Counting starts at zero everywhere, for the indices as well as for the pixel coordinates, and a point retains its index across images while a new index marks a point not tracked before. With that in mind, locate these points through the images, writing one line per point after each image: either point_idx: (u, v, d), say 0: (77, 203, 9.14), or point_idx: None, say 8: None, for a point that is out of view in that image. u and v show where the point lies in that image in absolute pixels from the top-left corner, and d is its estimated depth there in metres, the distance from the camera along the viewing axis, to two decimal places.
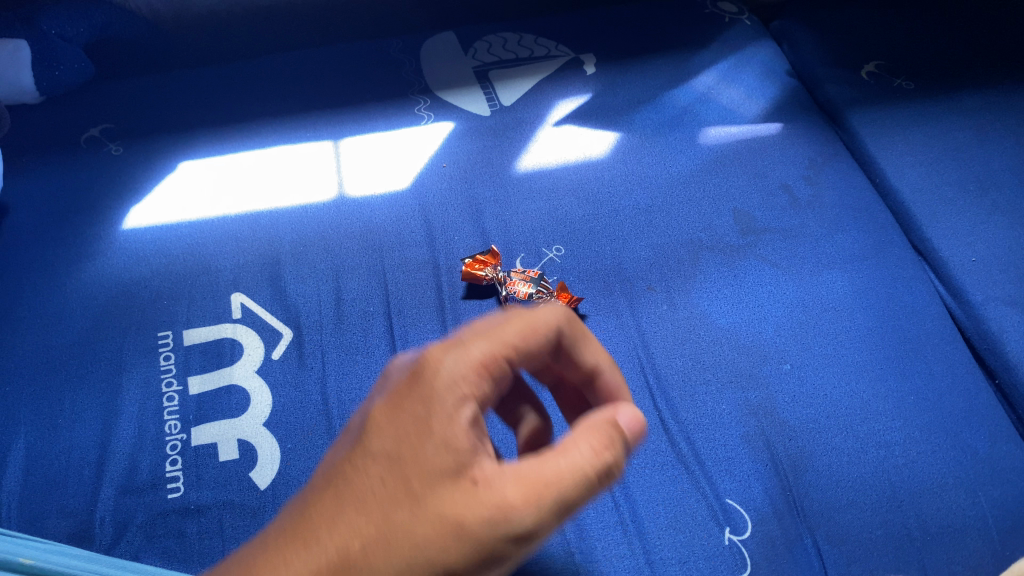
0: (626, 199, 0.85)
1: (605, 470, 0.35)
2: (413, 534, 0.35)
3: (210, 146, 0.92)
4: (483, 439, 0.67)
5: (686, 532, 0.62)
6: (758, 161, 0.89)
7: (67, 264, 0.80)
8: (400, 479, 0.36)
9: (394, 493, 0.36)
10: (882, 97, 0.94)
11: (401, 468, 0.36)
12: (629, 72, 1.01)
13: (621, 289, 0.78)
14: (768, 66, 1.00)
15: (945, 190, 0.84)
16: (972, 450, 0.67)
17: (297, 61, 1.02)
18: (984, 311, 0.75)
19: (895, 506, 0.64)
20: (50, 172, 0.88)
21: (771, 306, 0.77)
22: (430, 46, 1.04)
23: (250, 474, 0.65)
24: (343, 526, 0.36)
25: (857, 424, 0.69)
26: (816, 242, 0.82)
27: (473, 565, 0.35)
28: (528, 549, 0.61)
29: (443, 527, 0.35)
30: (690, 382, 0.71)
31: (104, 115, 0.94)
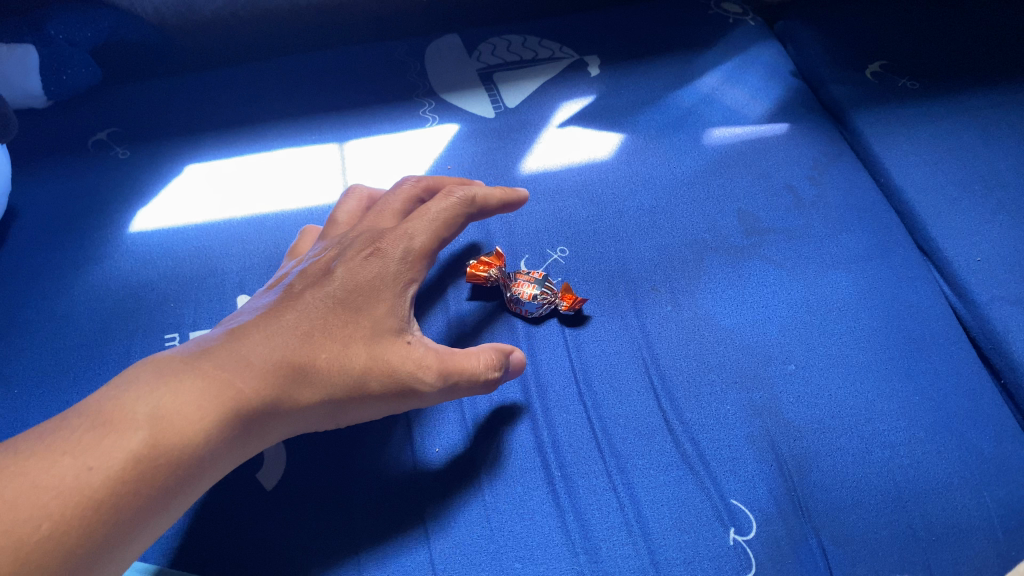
0: (630, 200, 0.85)
1: (493, 378, 0.64)
2: (361, 364, 0.60)
3: (216, 150, 0.92)
4: (489, 440, 0.67)
5: (692, 532, 0.62)
6: (762, 161, 0.89)
7: (74, 267, 0.80)
8: (364, 327, 0.62)
9: (360, 335, 0.61)
10: (887, 97, 0.94)
11: (363, 311, 0.62)
12: (633, 74, 1.01)
13: (625, 289, 0.78)
14: (772, 66, 1.00)
15: (949, 191, 0.84)
16: (977, 450, 0.67)
17: (302, 64, 1.03)
18: (989, 311, 0.75)
19: (901, 506, 0.64)
20: (57, 176, 0.89)
21: (775, 306, 0.76)
22: (435, 48, 1.04)
23: (256, 474, 0.64)
24: (326, 347, 0.59)
25: (862, 424, 0.69)
26: (821, 242, 0.82)
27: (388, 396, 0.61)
28: (533, 550, 0.61)
29: (385, 367, 0.60)
30: (694, 382, 0.71)
31: (112, 118, 0.95)
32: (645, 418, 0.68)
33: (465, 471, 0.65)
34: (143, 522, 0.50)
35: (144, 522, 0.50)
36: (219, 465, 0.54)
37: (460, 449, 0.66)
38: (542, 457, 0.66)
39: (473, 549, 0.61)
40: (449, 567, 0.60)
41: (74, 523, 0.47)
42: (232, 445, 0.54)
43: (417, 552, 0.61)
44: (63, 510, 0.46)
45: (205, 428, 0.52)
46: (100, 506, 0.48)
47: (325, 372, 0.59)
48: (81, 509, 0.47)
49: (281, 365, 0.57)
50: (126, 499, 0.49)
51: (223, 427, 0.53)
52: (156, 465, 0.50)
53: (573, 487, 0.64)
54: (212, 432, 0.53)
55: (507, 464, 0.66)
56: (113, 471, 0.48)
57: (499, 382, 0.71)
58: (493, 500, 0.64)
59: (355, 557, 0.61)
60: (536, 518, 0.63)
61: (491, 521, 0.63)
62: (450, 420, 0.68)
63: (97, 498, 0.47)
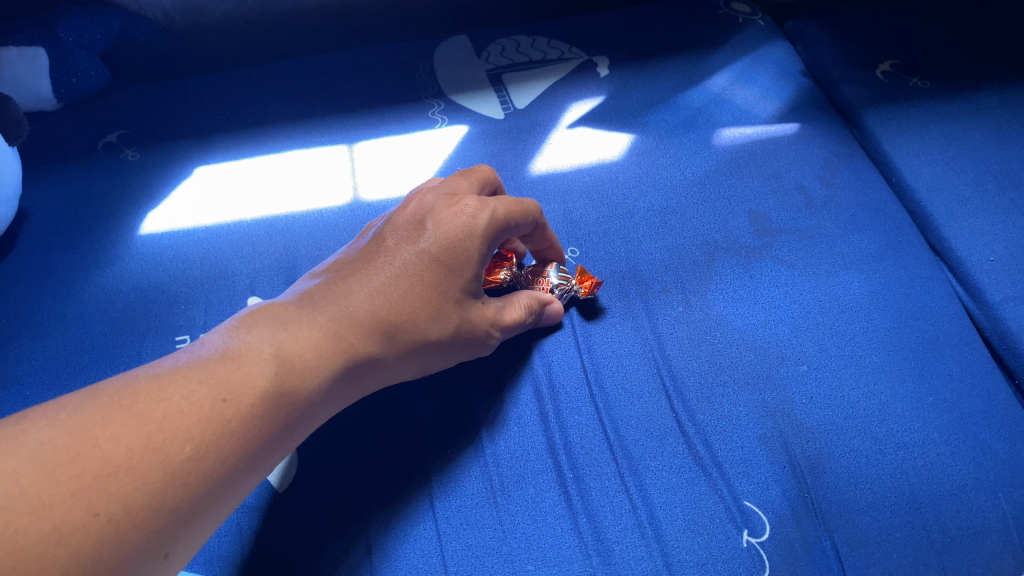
0: (640, 201, 0.85)
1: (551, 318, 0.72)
2: (456, 324, 0.64)
3: (226, 151, 0.93)
4: (501, 442, 0.67)
5: (705, 534, 0.62)
6: (772, 161, 0.89)
7: (85, 269, 0.81)
8: (456, 289, 0.64)
9: (454, 297, 0.64)
10: (898, 96, 0.93)
11: (454, 271, 0.64)
12: (642, 74, 1.01)
13: (636, 290, 0.78)
14: (782, 66, 1.00)
15: (961, 190, 0.84)
16: (991, 451, 0.67)
17: (311, 66, 1.03)
18: (1003, 311, 0.74)
19: (915, 508, 0.64)
20: (68, 179, 0.89)
21: (787, 307, 0.76)
22: (443, 48, 1.04)
23: (270, 477, 0.64)
24: (423, 305, 0.63)
25: (876, 425, 0.68)
26: (833, 242, 0.82)
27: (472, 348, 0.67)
28: (546, 551, 0.61)
29: (474, 327, 0.66)
30: (707, 383, 0.70)
31: (121, 120, 0.95)
32: (657, 420, 0.68)
33: (478, 473, 0.65)
34: (259, 462, 0.52)
35: (263, 460, 0.52)
36: (323, 409, 0.58)
37: (472, 451, 0.66)
38: (554, 459, 0.66)
39: (486, 551, 0.61)
40: (462, 570, 0.60)
41: (210, 452, 0.48)
42: (336, 391, 0.58)
43: (430, 554, 0.61)
44: (202, 438, 0.48)
45: (321, 370, 0.56)
46: (236, 436, 0.50)
47: (422, 328, 0.63)
48: (219, 437, 0.49)
49: (380, 322, 0.61)
50: (254, 434, 0.51)
51: (335, 376, 0.57)
52: (279, 403, 0.53)
53: (585, 490, 0.64)
54: (327, 380, 0.57)
55: (519, 466, 0.66)
56: (244, 405, 0.51)
57: (511, 385, 0.71)
58: (506, 502, 0.64)
59: (367, 560, 0.60)
60: (549, 520, 0.63)
61: (503, 523, 0.62)
62: (463, 422, 0.68)
63: (232, 430, 0.50)
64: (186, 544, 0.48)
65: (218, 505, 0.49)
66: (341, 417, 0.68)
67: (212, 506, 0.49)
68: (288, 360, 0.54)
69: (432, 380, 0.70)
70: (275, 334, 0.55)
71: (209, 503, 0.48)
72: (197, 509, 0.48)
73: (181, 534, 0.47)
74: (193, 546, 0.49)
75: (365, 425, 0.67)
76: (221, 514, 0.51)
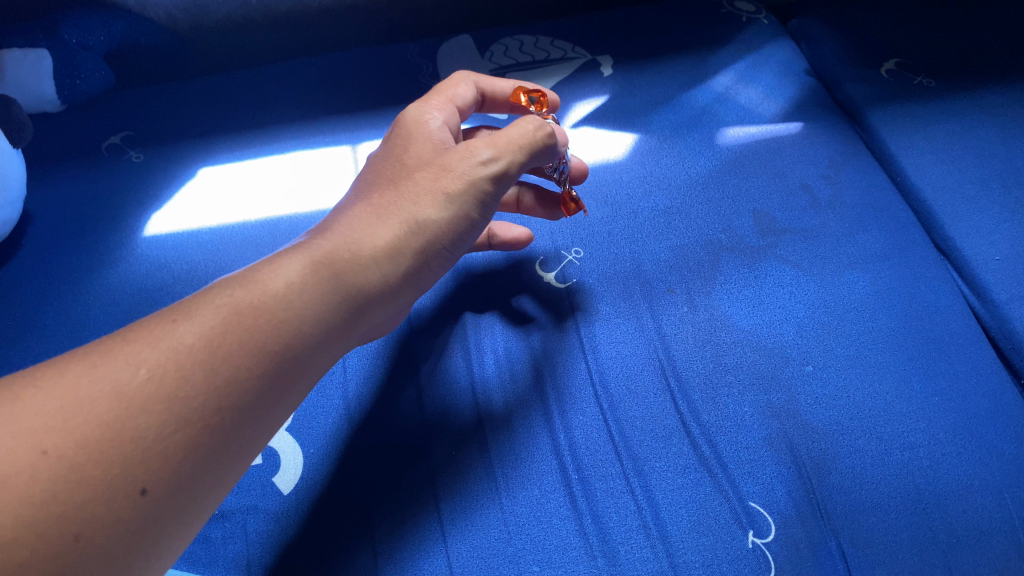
0: (645, 201, 0.85)
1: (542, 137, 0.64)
2: (420, 179, 0.60)
3: (230, 152, 0.93)
4: (506, 442, 0.67)
5: (710, 535, 0.62)
6: (776, 160, 0.89)
7: (89, 271, 0.81)
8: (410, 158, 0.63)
9: (408, 163, 0.63)
10: (903, 94, 0.93)
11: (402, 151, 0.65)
12: (646, 74, 1.00)
13: (640, 290, 0.77)
14: (787, 64, 1.00)
15: (967, 189, 0.84)
16: (997, 451, 0.67)
17: (314, 66, 1.03)
18: (1009, 311, 0.74)
19: (921, 509, 0.64)
20: (72, 181, 0.89)
21: (792, 307, 0.76)
22: (447, 48, 1.04)
23: (274, 479, 0.65)
24: (384, 189, 0.61)
25: (881, 425, 0.68)
26: (838, 241, 0.81)
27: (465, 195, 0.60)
28: (551, 552, 0.61)
29: (439, 173, 0.61)
30: (712, 384, 0.70)
31: (125, 121, 0.95)
32: (662, 420, 0.68)
33: (483, 474, 0.65)
34: (247, 386, 0.48)
35: (245, 378, 0.47)
36: (325, 319, 0.52)
37: (477, 453, 0.66)
38: (559, 460, 0.66)
39: (492, 551, 0.61)
40: (468, 571, 0.60)
41: (171, 376, 0.45)
42: (330, 290, 0.53)
43: (435, 555, 0.61)
44: (158, 362, 0.46)
45: (294, 280, 0.52)
46: (198, 357, 0.47)
47: (391, 202, 0.60)
48: (176, 360, 0.46)
49: (355, 219, 0.58)
50: (223, 350, 0.47)
51: (309, 271, 0.53)
52: (250, 321, 0.49)
53: (590, 491, 0.64)
54: (305, 279, 0.52)
55: (524, 467, 0.66)
56: (205, 326, 0.48)
57: (516, 386, 0.71)
58: (511, 503, 0.64)
59: (372, 562, 0.60)
60: (554, 522, 0.63)
61: (509, 524, 0.62)
62: (468, 424, 0.68)
63: (193, 352, 0.47)
64: (177, 481, 0.44)
65: (203, 434, 0.45)
66: (347, 420, 0.69)
67: (190, 432, 0.45)
68: (255, 282, 0.51)
69: (437, 384, 0.71)
70: (246, 269, 0.53)
71: (186, 428, 0.44)
72: (170, 435, 0.44)
73: (160, 466, 0.43)
74: (191, 486, 0.45)
75: (371, 429, 0.68)
76: (219, 452, 0.46)
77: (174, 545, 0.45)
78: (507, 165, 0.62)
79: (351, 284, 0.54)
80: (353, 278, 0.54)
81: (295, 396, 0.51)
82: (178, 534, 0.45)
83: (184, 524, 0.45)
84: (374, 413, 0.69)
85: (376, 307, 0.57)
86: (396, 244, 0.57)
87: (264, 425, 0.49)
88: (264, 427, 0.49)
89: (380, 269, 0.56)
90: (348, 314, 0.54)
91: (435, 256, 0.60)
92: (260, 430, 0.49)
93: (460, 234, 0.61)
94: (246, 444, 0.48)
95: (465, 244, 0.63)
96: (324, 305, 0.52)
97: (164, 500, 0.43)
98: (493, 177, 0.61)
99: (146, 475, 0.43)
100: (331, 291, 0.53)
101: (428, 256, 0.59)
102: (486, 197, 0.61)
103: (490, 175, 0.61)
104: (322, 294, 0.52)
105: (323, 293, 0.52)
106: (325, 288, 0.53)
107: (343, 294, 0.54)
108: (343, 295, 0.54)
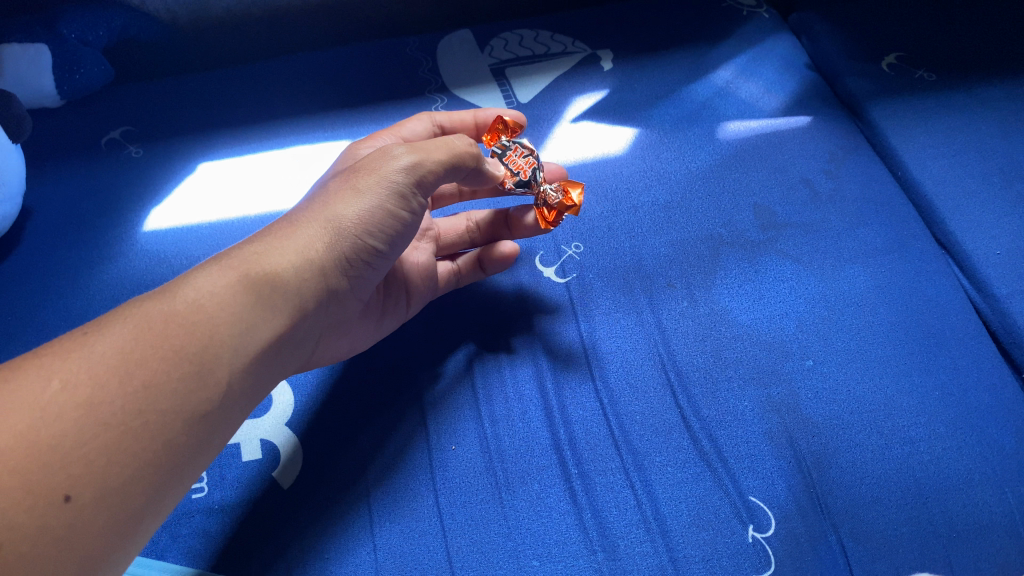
0: (645, 196, 0.85)
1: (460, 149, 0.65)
2: (336, 184, 0.62)
3: (229, 148, 0.92)
4: (505, 437, 0.67)
5: (710, 529, 0.62)
6: (777, 155, 0.89)
7: (89, 267, 0.81)
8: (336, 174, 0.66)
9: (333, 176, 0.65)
10: (904, 88, 0.93)
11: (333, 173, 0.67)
12: (646, 68, 1.00)
13: (640, 285, 0.77)
14: (787, 58, 1.00)
15: (968, 183, 0.83)
16: (998, 445, 0.66)
17: (313, 61, 1.03)
18: (1010, 305, 0.74)
19: (921, 503, 0.63)
20: (72, 176, 0.89)
21: (793, 301, 0.76)
22: (446, 42, 1.04)
23: (273, 473, 0.65)
24: (308, 200, 0.63)
25: (882, 419, 0.68)
26: (838, 236, 0.81)
27: (372, 187, 0.61)
28: (551, 547, 0.61)
29: (350, 175, 0.62)
30: (711, 378, 0.70)
31: (124, 116, 0.95)
32: (662, 415, 0.68)
33: (482, 469, 0.65)
34: (169, 390, 0.49)
35: (164, 382, 0.49)
36: (244, 320, 0.53)
37: (476, 447, 0.66)
38: (559, 455, 0.66)
39: (491, 546, 0.61)
40: (467, 567, 0.60)
41: (86, 384, 0.47)
42: (245, 291, 0.54)
43: (435, 550, 0.61)
44: (72, 372, 0.47)
45: (209, 287, 0.53)
46: (113, 365, 0.48)
47: (310, 207, 0.61)
48: (89, 369, 0.47)
49: (278, 229, 0.60)
50: (139, 357, 0.49)
51: (227, 277, 0.54)
52: (164, 328, 0.50)
53: (590, 485, 0.64)
54: (221, 286, 0.53)
55: (523, 462, 0.65)
56: (127, 336, 0.50)
57: (515, 380, 0.71)
58: (510, 498, 0.64)
59: (372, 557, 0.60)
60: (553, 516, 0.63)
61: (508, 518, 0.62)
62: (467, 418, 0.68)
63: (107, 360, 0.48)
64: (104, 485, 0.46)
65: (125, 439, 0.47)
66: (346, 415, 0.68)
67: (109, 437, 0.46)
68: (170, 293, 0.53)
69: (438, 381, 0.71)
70: (166, 286, 0.55)
71: (105, 434, 0.46)
72: (88, 442, 0.45)
73: (82, 472, 0.45)
74: (122, 489, 0.46)
75: (369, 423, 0.68)
76: (146, 456, 0.47)
77: (118, 548, 0.47)
78: (421, 164, 0.63)
79: (271, 286, 0.55)
80: (273, 281, 0.55)
81: (229, 399, 0.52)
82: (118, 537, 0.47)
83: (124, 529, 0.47)
84: (372, 408, 0.69)
85: (304, 310, 0.57)
86: (315, 245, 0.58)
87: (200, 427, 0.50)
88: (199, 428, 0.50)
89: (301, 271, 0.57)
90: (271, 315, 0.55)
91: (361, 255, 0.61)
92: (195, 431, 0.50)
93: (383, 232, 0.62)
94: (181, 446, 0.49)
95: (393, 249, 0.64)
96: (242, 307, 0.53)
97: (91, 505, 0.45)
98: (408, 173, 0.62)
99: (68, 483, 0.44)
100: (248, 295, 0.54)
101: (354, 255, 0.60)
102: (405, 194, 0.62)
103: (405, 172, 0.62)
104: (236, 296, 0.53)
105: (240, 296, 0.54)
106: (240, 291, 0.54)
107: (264, 296, 0.54)
108: (264, 297, 0.54)
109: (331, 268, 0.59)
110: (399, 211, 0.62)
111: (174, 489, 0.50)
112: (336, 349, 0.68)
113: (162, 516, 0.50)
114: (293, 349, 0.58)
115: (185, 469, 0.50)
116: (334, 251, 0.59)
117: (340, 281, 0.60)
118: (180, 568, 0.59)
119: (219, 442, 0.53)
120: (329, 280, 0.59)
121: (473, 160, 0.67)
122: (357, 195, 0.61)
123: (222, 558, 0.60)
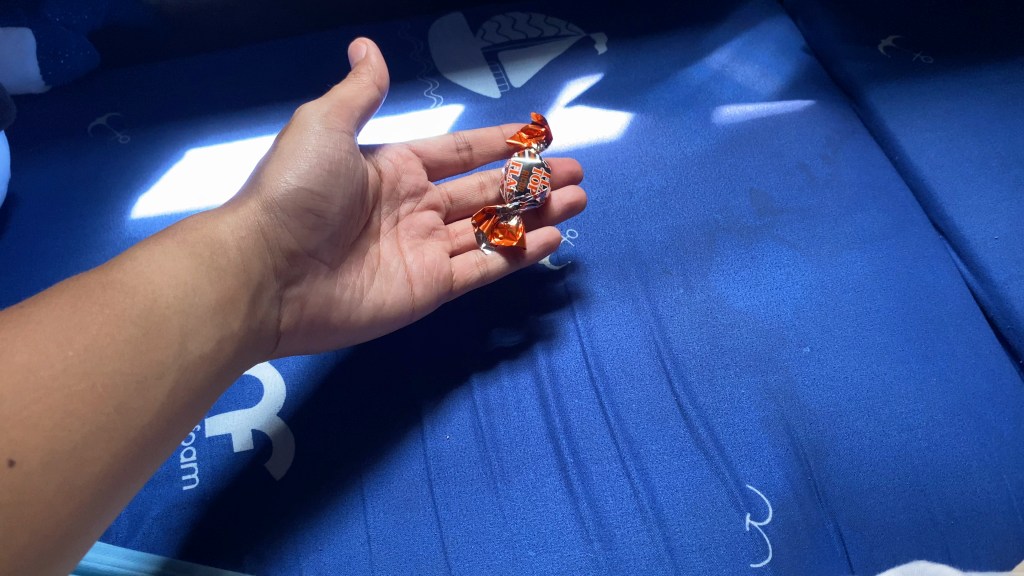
0: (640, 181, 0.84)
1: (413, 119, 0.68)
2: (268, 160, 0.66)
3: (218, 134, 0.91)
4: (499, 425, 0.66)
5: (707, 518, 0.61)
6: (773, 140, 0.88)
7: (75, 255, 0.79)
8: None
9: None
10: (900, 72, 0.92)
11: None
12: (641, 52, 0.99)
13: (636, 271, 0.77)
14: (783, 42, 0.98)
15: (965, 167, 0.83)
16: (995, 432, 0.66)
17: (303, 46, 1.01)
18: (1008, 290, 0.74)
19: (919, 490, 0.63)
20: (58, 163, 0.88)
21: (790, 288, 0.75)
22: (438, 26, 1.03)
23: (266, 464, 0.64)
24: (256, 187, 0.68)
25: (879, 406, 0.68)
26: (835, 221, 0.80)
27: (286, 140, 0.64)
28: (546, 537, 0.60)
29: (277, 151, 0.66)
30: (708, 366, 0.69)
31: (111, 102, 0.94)
32: (658, 403, 0.67)
33: (477, 459, 0.64)
34: (115, 353, 0.50)
35: (102, 345, 0.50)
36: (187, 282, 0.55)
37: (469, 435, 0.66)
38: (554, 444, 0.65)
39: (487, 537, 0.60)
40: (463, 556, 0.59)
41: (23, 351, 0.48)
42: (183, 254, 0.57)
43: (430, 541, 0.60)
44: (7, 342, 0.48)
45: (152, 257, 0.56)
46: (53, 333, 0.49)
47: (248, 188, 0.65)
48: (26, 339, 0.49)
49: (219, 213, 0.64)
50: (80, 323, 0.50)
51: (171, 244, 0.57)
52: (105, 293, 0.52)
53: (586, 474, 0.63)
54: (162, 253, 0.56)
55: (519, 451, 0.65)
56: (61, 306, 0.51)
57: (511, 370, 0.70)
58: (505, 488, 0.63)
59: (366, 548, 0.60)
60: (549, 505, 0.62)
61: (503, 509, 0.62)
62: (461, 408, 0.67)
63: (43, 328, 0.49)
64: (53, 450, 0.46)
65: (71, 403, 0.48)
66: (341, 405, 0.67)
67: (53, 400, 0.47)
68: (108, 266, 0.55)
69: (434, 368, 0.70)
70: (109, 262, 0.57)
71: (46, 398, 0.47)
72: (30, 406, 0.46)
73: (25, 437, 0.46)
74: (73, 454, 0.47)
75: (361, 412, 0.67)
76: (94, 420, 0.48)
77: (79, 517, 0.48)
78: (330, 110, 0.65)
79: (207, 249, 0.58)
80: (209, 244, 0.58)
81: (187, 360, 0.54)
82: (78, 509, 0.47)
83: (81, 496, 0.48)
84: (365, 398, 0.68)
85: (245, 267, 0.59)
86: (250, 209, 0.61)
87: (154, 392, 0.51)
88: (153, 393, 0.51)
89: (235, 230, 0.60)
90: (215, 275, 0.57)
91: (297, 202, 0.61)
92: (149, 396, 0.51)
93: (315, 172, 0.62)
94: (134, 410, 0.50)
95: (341, 204, 0.64)
96: (183, 269, 0.56)
97: (39, 471, 0.46)
98: (320, 116, 0.64)
99: (11, 447, 0.45)
100: (190, 258, 0.57)
101: (289, 204, 0.61)
102: (324, 134, 0.63)
103: (317, 114, 0.64)
104: (175, 260, 0.56)
105: (182, 258, 0.56)
106: (182, 256, 0.57)
107: (202, 257, 0.57)
108: (202, 258, 0.57)
109: (267, 225, 0.61)
110: (324, 150, 0.63)
111: (137, 458, 0.51)
112: (323, 342, 0.66)
113: (126, 487, 0.51)
114: (251, 311, 0.59)
115: (145, 440, 0.51)
116: (270, 210, 0.61)
117: (282, 238, 0.62)
118: (171, 561, 0.59)
119: (184, 412, 0.54)
120: (269, 239, 0.61)
121: (369, 98, 0.67)
122: (277, 151, 0.64)
123: (213, 551, 0.59)
